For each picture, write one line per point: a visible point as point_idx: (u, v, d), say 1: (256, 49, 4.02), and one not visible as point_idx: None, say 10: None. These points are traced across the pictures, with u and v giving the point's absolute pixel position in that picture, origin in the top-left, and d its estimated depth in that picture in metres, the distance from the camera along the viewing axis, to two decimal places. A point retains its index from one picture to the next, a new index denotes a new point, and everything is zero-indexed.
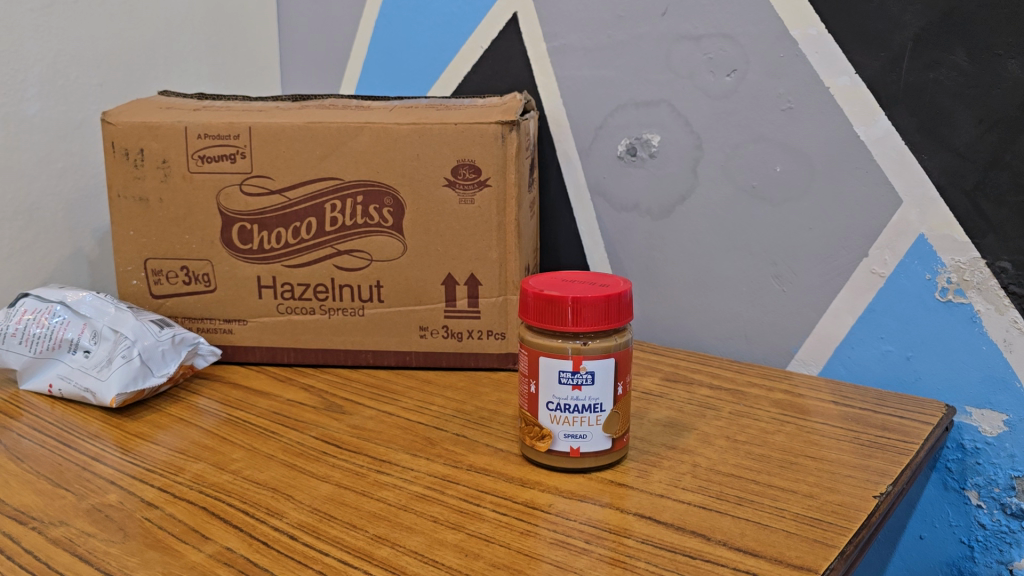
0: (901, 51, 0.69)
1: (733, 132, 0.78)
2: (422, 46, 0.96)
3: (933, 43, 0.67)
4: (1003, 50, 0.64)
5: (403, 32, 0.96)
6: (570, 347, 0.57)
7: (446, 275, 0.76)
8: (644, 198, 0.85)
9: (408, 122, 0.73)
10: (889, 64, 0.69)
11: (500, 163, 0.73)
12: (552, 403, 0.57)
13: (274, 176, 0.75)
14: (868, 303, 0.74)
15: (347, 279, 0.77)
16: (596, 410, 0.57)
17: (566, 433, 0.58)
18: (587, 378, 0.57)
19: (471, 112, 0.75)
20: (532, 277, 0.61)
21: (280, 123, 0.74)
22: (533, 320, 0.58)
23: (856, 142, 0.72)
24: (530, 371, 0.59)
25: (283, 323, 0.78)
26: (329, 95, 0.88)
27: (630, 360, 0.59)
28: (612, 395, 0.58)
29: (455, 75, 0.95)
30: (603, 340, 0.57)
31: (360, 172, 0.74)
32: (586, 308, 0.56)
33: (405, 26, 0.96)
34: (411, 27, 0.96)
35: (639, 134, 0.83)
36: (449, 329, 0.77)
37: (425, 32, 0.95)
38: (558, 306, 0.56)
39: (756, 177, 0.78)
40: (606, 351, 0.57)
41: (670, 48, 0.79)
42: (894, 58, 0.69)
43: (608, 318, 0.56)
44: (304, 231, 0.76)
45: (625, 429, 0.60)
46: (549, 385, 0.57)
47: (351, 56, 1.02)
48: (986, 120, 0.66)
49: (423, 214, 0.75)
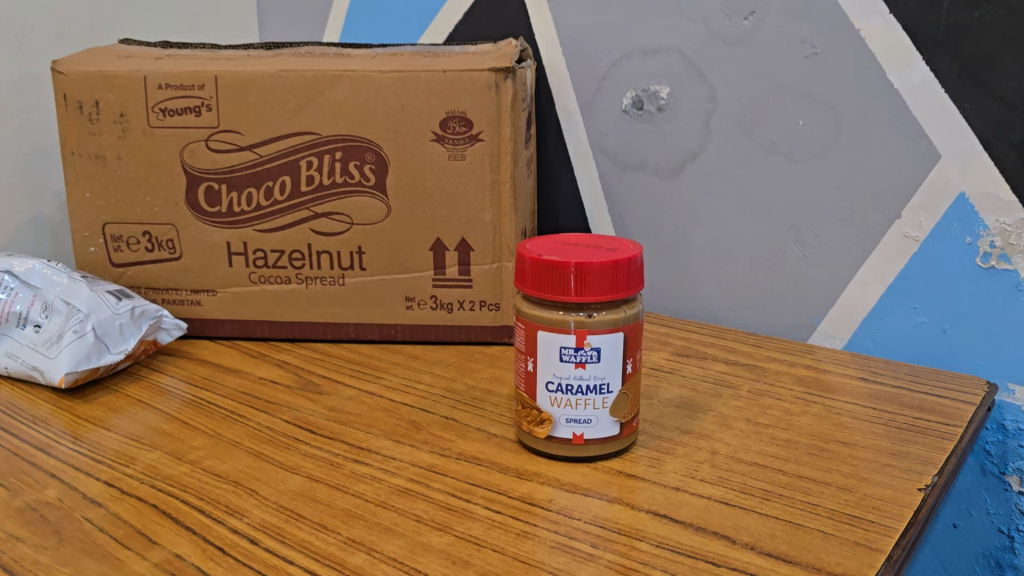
0: None
1: (751, 81, 0.71)
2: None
3: None
4: None
5: None
6: (572, 320, 0.50)
7: (435, 240, 0.69)
8: (652, 155, 0.77)
9: (391, 69, 0.66)
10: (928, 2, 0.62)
11: (494, 116, 0.66)
12: (552, 383, 0.51)
13: (243, 130, 0.68)
14: (900, 270, 0.67)
15: (324, 244, 0.70)
16: (602, 391, 0.51)
17: (568, 417, 0.51)
18: (591, 356, 0.50)
19: (461, 59, 0.68)
20: (529, 239, 0.54)
21: (250, 71, 0.66)
22: (529, 289, 0.51)
23: (889, 92, 0.65)
24: (526, 348, 0.52)
25: (256, 294, 0.71)
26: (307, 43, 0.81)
27: (641, 335, 0.52)
28: (620, 375, 0.51)
29: (448, 21, 0.87)
30: (610, 312, 0.50)
31: (339, 125, 0.67)
32: (590, 275, 0.49)
33: None
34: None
35: (646, 85, 0.76)
36: (438, 300, 0.70)
37: None
38: (559, 273, 0.49)
39: (776, 131, 0.70)
40: (613, 325, 0.50)
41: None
42: None
43: (616, 286, 0.50)
44: (276, 192, 0.69)
45: (634, 413, 0.53)
46: (548, 364, 0.51)
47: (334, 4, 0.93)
48: None
49: (409, 172, 0.67)
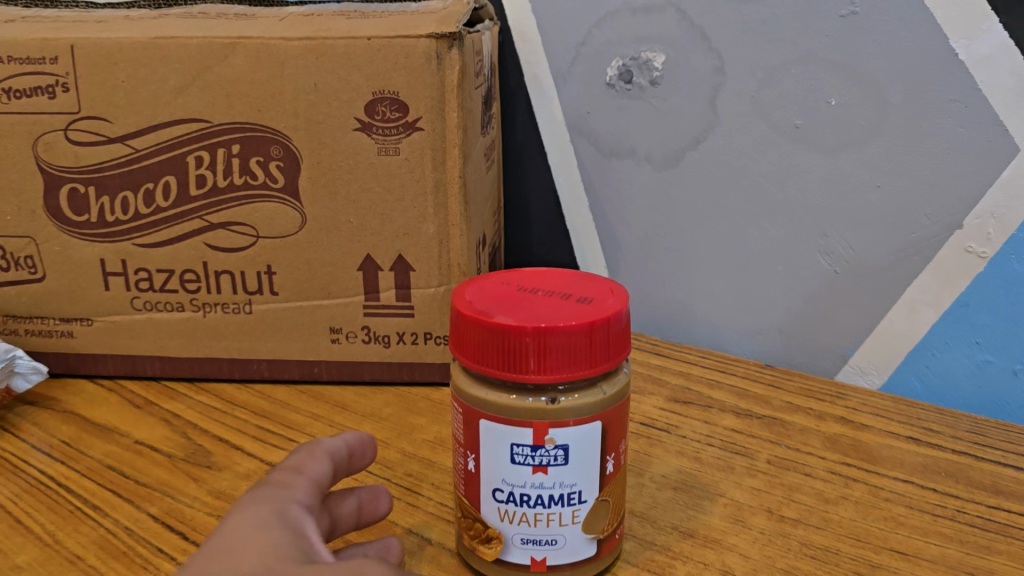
0: None
1: (769, 48, 0.55)
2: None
3: None
4: None
5: None
6: (529, 408, 0.35)
7: (365, 257, 0.53)
8: (642, 140, 0.61)
9: (300, 36, 0.50)
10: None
11: (436, 97, 0.50)
12: (501, 490, 0.36)
13: (111, 117, 0.52)
14: (960, 295, 0.52)
15: (224, 263, 0.54)
16: (572, 502, 0.36)
17: (524, 537, 0.37)
18: (554, 457, 0.35)
19: (393, 22, 0.52)
20: (469, 285, 0.39)
21: (116, 39, 0.51)
22: (469, 360, 0.36)
23: (952, 65, 0.49)
24: (466, 439, 0.37)
25: (141, 324, 0.56)
26: None
27: (625, 418, 0.37)
28: (595, 478, 0.36)
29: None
30: (583, 393, 0.36)
31: (235, 110, 0.51)
32: (555, 347, 0.34)
33: None
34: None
35: (635, 52, 0.60)
36: (371, 332, 0.55)
37: None
38: (511, 342, 0.34)
39: (802, 113, 0.55)
40: (585, 414, 0.35)
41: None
42: None
43: (591, 358, 0.35)
44: (159, 197, 0.53)
45: (618, 522, 0.39)
46: (494, 466, 0.36)
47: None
48: None
49: (328, 171, 0.52)
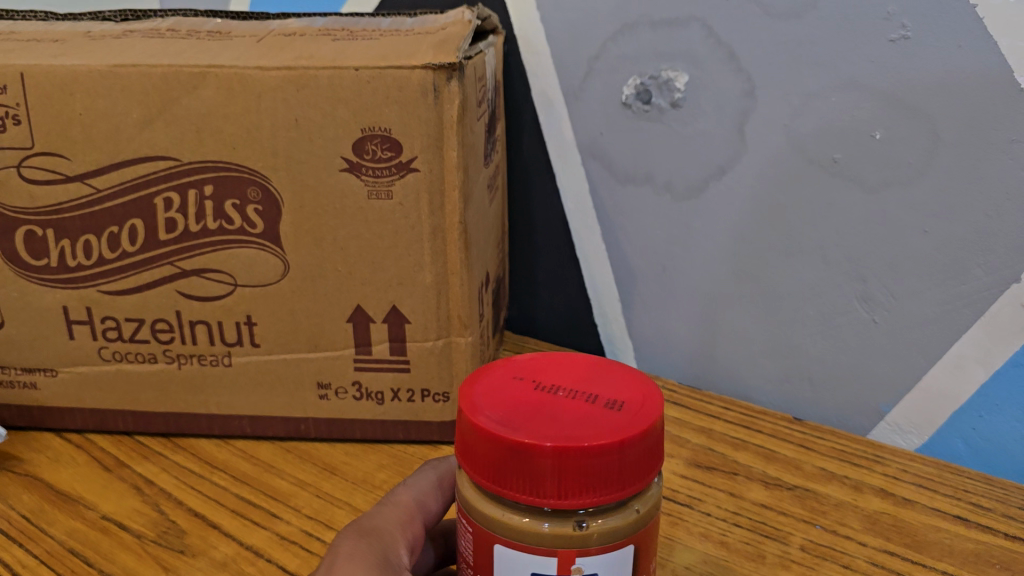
0: None
1: (807, 71, 0.50)
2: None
3: None
4: None
5: None
6: (555, 537, 0.28)
7: (354, 307, 0.48)
8: (661, 166, 0.56)
9: (278, 65, 0.44)
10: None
11: (434, 134, 0.45)
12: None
13: (69, 152, 0.47)
14: (1013, 354, 0.47)
15: (199, 313, 0.49)
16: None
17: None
18: None
19: (385, 46, 0.46)
20: (476, 378, 0.33)
21: (72, 67, 0.45)
22: (477, 474, 0.30)
23: (1017, 100, 0.45)
24: (476, 561, 0.31)
25: (109, 376, 0.51)
26: None
27: (655, 538, 0.31)
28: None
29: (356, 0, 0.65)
30: (617, 517, 0.29)
31: (206, 147, 0.46)
32: (581, 470, 0.27)
33: None
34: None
35: (655, 71, 0.55)
36: (362, 388, 0.50)
37: None
38: (525, 461, 0.28)
39: (842, 145, 0.50)
40: (613, 541, 0.29)
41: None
42: None
43: (626, 480, 0.28)
44: (124, 241, 0.48)
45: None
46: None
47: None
48: None
49: (311, 216, 0.47)
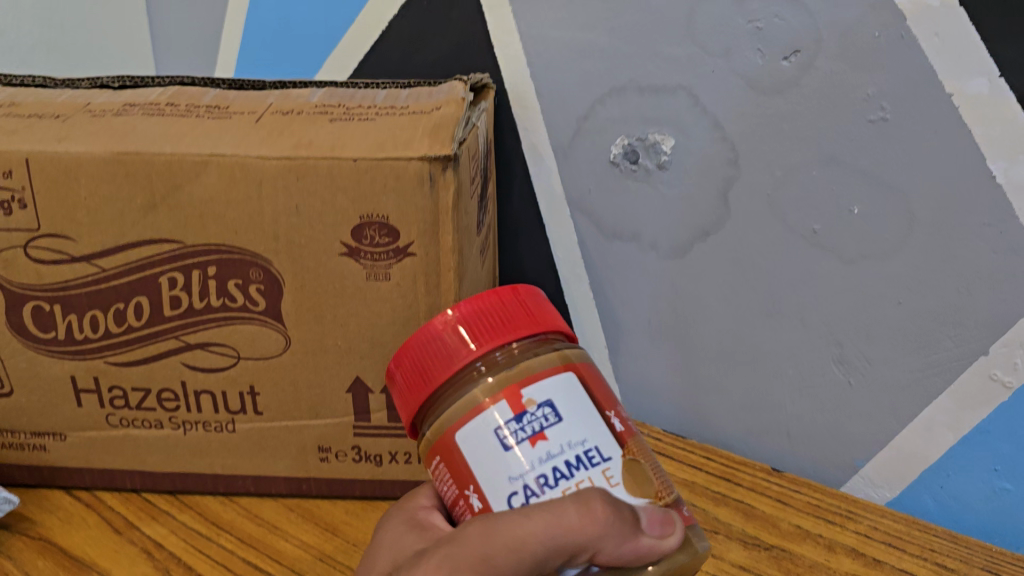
0: None
1: (790, 145, 0.52)
2: (309, 14, 0.66)
3: None
4: None
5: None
6: (493, 382, 0.35)
7: (354, 379, 0.50)
8: (648, 225, 0.59)
9: (279, 154, 0.45)
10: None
11: (429, 221, 0.46)
12: (517, 493, 0.33)
13: (74, 234, 0.48)
14: (980, 422, 0.50)
15: (204, 383, 0.51)
16: (596, 462, 0.34)
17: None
18: (544, 420, 0.34)
19: (382, 130, 0.48)
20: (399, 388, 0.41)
21: (76, 155, 0.46)
22: (426, 385, 0.37)
23: (987, 187, 0.47)
24: (455, 476, 0.35)
25: (117, 440, 0.53)
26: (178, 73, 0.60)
27: (602, 384, 0.38)
28: (606, 434, 0.35)
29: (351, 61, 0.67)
30: (536, 353, 0.37)
31: (208, 231, 0.47)
32: (486, 313, 0.37)
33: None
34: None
35: (643, 133, 0.57)
36: (363, 451, 0.52)
37: None
38: (443, 336, 0.37)
39: (821, 217, 0.52)
40: (544, 368, 0.36)
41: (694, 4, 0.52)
42: None
43: (527, 317, 0.38)
44: (130, 317, 0.50)
45: (674, 500, 0.36)
46: (495, 473, 0.34)
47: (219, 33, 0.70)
48: None
49: (311, 295, 0.48)
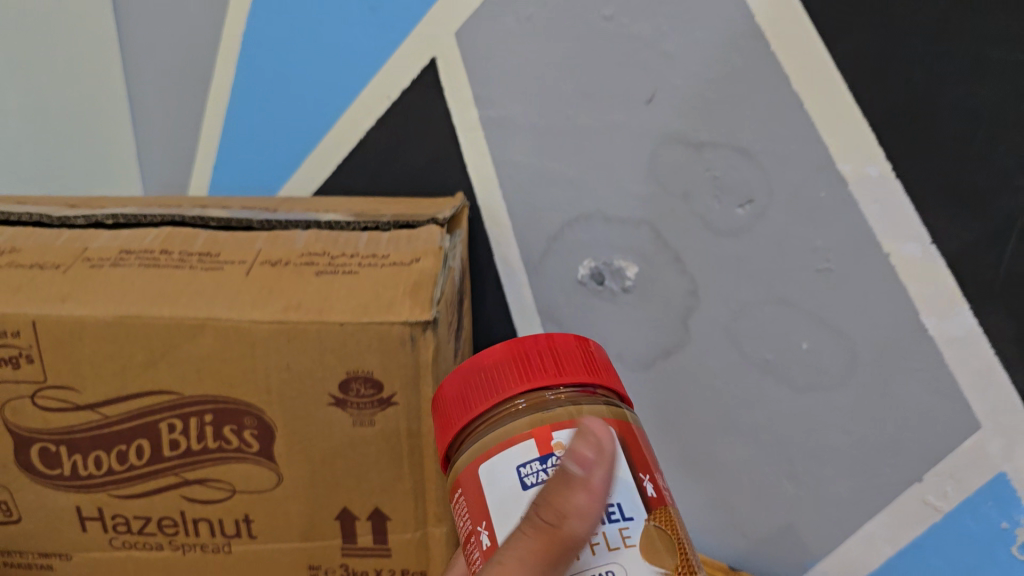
0: (1007, 224, 0.47)
1: (745, 283, 0.56)
2: (289, 121, 0.69)
3: None
4: None
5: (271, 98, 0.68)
6: (526, 419, 0.34)
7: (342, 509, 0.54)
8: (615, 340, 0.63)
9: (272, 318, 0.49)
10: (988, 237, 0.48)
11: (410, 375, 0.50)
12: (524, 533, 0.32)
13: (79, 385, 0.51)
14: (915, 537, 0.56)
15: (201, 512, 0.55)
16: (611, 518, 0.32)
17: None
18: (569, 465, 0.33)
19: (366, 285, 0.51)
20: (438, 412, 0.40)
21: (79, 318, 0.49)
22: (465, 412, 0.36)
23: (919, 337, 0.51)
24: (470, 509, 0.34)
25: (120, 560, 0.57)
26: (167, 197, 0.63)
27: (644, 444, 0.35)
28: (632, 493, 0.33)
29: (333, 161, 0.69)
30: (582, 403, 0.35)
31: (205, 384, 0.51)
32: (530, 354, 0.36)
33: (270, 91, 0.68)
34: (279, 87, 0.67)
35: (609, 259, 0.61)
36: (349, 569, 0.56)
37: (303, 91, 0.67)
38: (485, 374, 0.36)
39: (773, 349, 0.56)
40: (579, 416, 0.34)
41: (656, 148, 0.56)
42: (998, 232, 0.47)
43: (577, 366, 0.36)
44: (131, 456, 0.53)
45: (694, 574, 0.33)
46: (507, 511, 0.32)
47: (202, 140, 0.72)
48: None
49: (301, 437, 0.52)
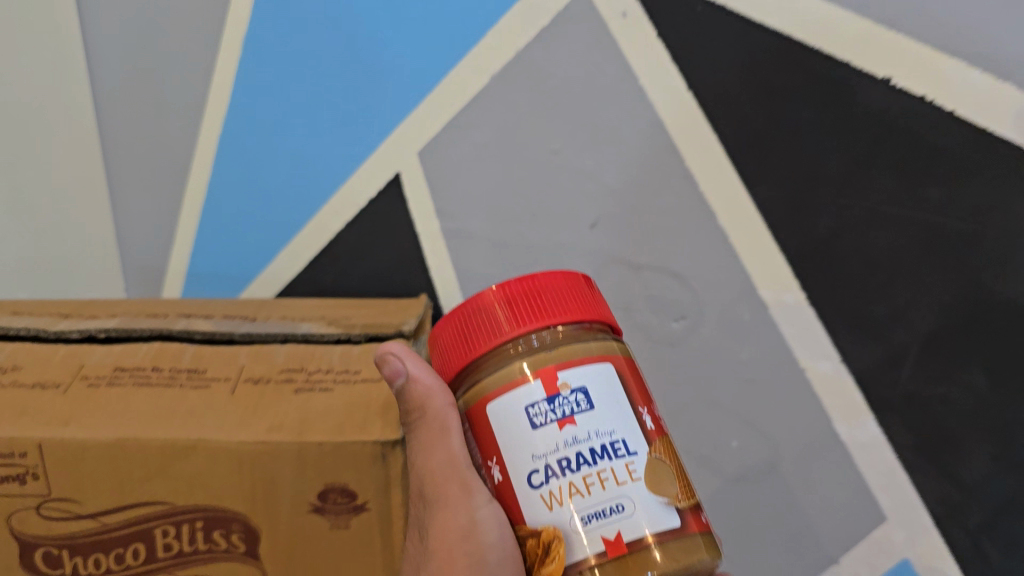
0: (903, 350, 0.55)
1: (679, 387, 0.60)
2: (258, 223, 0.72)
3: (944, 353, 0.55)
4: None
5: (245, 202, 0.72)
6: (530, 361, 0.36)
7: None
8: None
9: (253, 439, 0.52)
10: (886, 361, 0.56)
11: (382, 486, 0.52)
12: (539, 471, 0.34)
13: (80, 496, 0.51)
14: None
15: None
16: (620, 454, 0.34)
17: (585, 516, 0.33)
18: (575, 404, 0.34)
19: (339, 403, 0.56)
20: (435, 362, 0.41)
21: (78, 437, 0.51)
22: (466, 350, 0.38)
23: (830, 442, 0.57)
24: (482, 446, 0.36)
25: None
26: (148, 314, 0.67)
27: (640, 380, 0.37)
28: (635, 429, 0.35)
29: (300, 261, 0.72)
30: (579, 339, 0.37)
31: (195, 496, 0.51)
32: (525, 299, 0.38)
33: (245, 195, 0.72)
34: (253, 191, 0.72)
35: None
36: None
37: (278, 195, 0.71)
38: (487, 310, 0.38)
39: (706, 445, 0.59)
40: (578, 356, 0.36)
41: (600, 267, 0.62)
42: (895, 356, 0.55)
43: (576, 301, 0.39)
44: (129, 558, 0.51)
45: (692, 501, 0.35)
46: (521, 451, 0.34)
47: (173, 249, 0.75)
48: (1001, 457, 0.54)
49: (285, 543, 0.52)
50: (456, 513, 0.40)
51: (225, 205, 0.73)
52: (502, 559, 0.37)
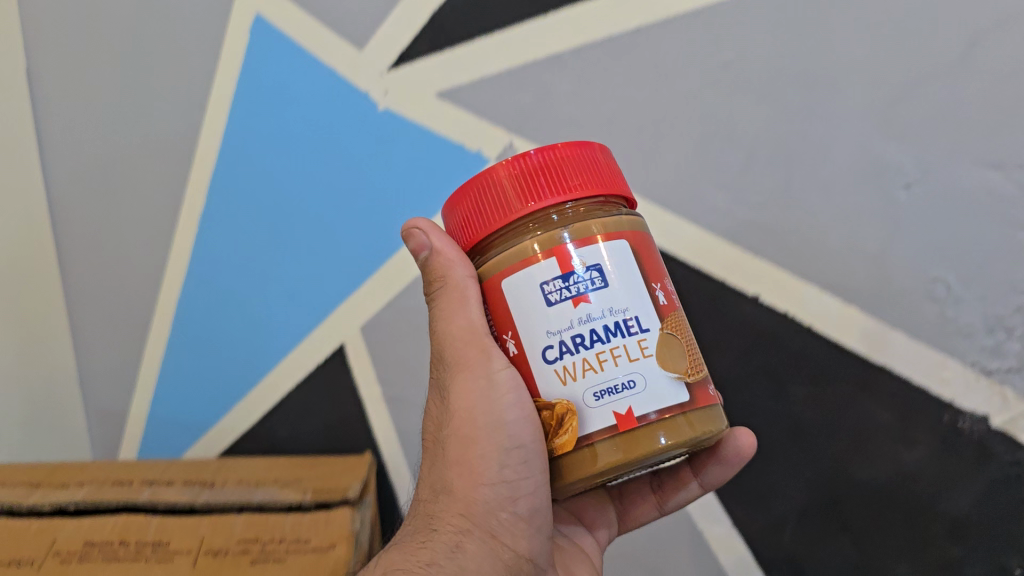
0: (783, 519, 0.63)
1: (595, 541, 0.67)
2: (214, 380, 0.78)
3: (820, 520, 0.62)
4: (891, 554, 0.60)
5: (202, 363, 0.78)
6: (546, 239, 0.39)
7: None
8: None
9: None
10: (771, 526, 0.63)
11: None
12: (553, 346, 0.37)
13: None
14: None
15: None
16: (633, 331, 0.37)
17: (596, 393, 0.36)
18: (590, 283, 0.37)
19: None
20: (452, 231, 0.44)
21: None
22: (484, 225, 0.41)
23: None
24: (499, 319, 0.40)
25: None
26: (111, 475, 0.70)
27: (656, 256, 0.41)
28: (648, 308, 0.38)
29: (256, 410, 0.77)
30: (597, 214, 0.40)
31: None
32: (541, 174, 0.40)
33: (202, 357, 0.78)
34: (209, 353, 0.78)
35: None
36: None
37: (233, 358, 0.77)
38: (502, 185, 0.40)
39: None
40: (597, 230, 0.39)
41: None
42: (777, 524, 0.63)
43: (592, 176, 0.41)
44: None
45: (701, 375, 0.40)
46: (537, 325, 0.38)
47: (133, 408, 0.80)
48: None
49: None
50: (472, 377, 0.42)
51: (183, 365, 0.79)
52: (520, 419, 0.41)
